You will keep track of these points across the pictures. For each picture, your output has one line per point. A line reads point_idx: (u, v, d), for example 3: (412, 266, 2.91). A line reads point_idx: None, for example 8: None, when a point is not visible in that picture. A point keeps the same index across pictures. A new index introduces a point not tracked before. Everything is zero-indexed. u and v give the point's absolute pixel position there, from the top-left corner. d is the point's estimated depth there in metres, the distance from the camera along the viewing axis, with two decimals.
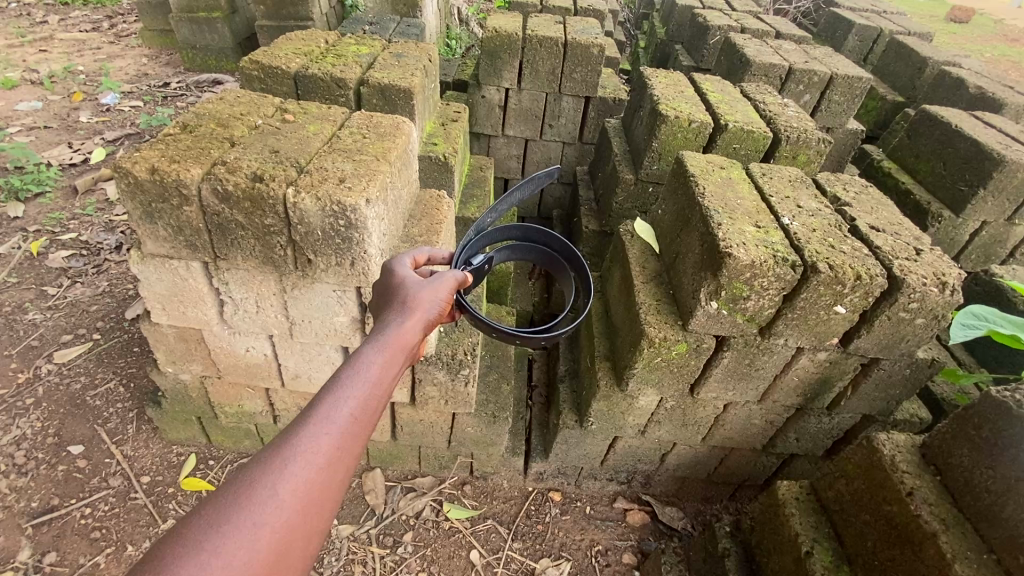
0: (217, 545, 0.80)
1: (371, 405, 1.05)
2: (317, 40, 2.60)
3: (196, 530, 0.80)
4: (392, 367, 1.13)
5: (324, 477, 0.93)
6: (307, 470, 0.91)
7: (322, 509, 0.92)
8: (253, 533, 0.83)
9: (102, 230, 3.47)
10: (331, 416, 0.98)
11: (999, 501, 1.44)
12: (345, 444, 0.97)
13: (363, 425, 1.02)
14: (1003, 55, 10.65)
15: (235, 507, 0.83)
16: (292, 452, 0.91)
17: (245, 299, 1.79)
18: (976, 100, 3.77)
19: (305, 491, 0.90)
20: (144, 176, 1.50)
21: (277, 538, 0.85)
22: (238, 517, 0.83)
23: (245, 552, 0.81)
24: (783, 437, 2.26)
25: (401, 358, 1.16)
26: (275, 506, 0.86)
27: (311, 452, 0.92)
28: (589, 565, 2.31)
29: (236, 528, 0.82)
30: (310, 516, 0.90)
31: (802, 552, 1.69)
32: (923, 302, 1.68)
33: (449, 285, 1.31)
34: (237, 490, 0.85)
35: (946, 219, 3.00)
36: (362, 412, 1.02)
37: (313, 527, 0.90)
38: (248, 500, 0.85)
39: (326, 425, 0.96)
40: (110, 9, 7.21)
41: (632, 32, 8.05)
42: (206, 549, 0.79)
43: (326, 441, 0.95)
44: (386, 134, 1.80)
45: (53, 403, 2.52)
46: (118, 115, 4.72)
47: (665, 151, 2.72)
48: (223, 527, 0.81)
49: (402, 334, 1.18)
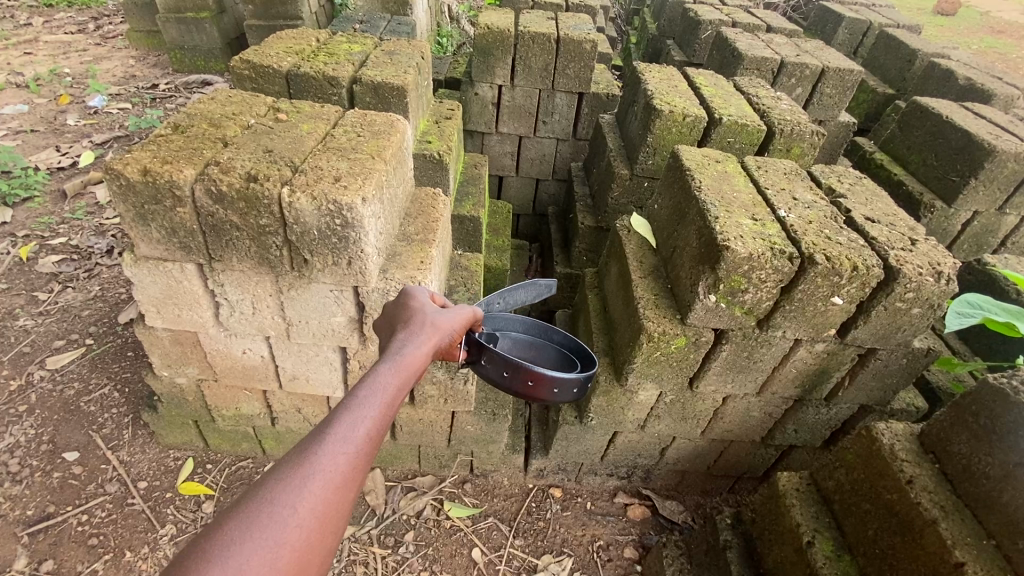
0: (239, 561, 0.79)
1: (389, 419, 1.05)
2: (308, 38, 2.58)
3: (218, 546, 0.79)
4: (408, 384, 1.13)
5: (342, 493, 0.92)
6: (327, 487, 0.90)
7: (340, 525, 0.92)
8: (274, 552, 0.82)
9: (92, 234, 3.44)
10: (351, 432, 0.97)
11: (998, 487, 1.45)
12: (361, 462, 0.96)
13: (381, 442, 1.02)
14: (989, 46, 10.77)
15: (257, 523, 0.83)
16: (314, 468, 0.91)
17: (242, 301, 1.78)
18: (966, 91, 3.81)
19: (325, 509, 0.89)
20: (136, 178, 1.48)
21: (296, 556, 0.85)
22: (260, 532, 0.82)
23: (265, 569, 0.81)
24: (781, 428, 2.27)
25: (416, 373, 1.16)
26: (295, 522, 0.85)
27: (330, 470, 0.92)
28: (590, 561, 2.31)
29: (259, 545, 0.81)
30: (329, 531, 0.90)
31: (803, 543, 1.70)
32: (918, 293, 1.70)
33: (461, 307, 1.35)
34: (255, 507, 0.85)
35: (938, 210, 3.04)
36: (379, 431, 1.01)
37: (328, 547, 0.89)
38: (269, 517, 0.84)
39: (346, 441, 0.96)
40: (95, 11, 7.12)
41: (622, 28, 8.05)
42: (228, 566, 0.78)
43: (346, 458, 0.94)
44: (380, 132, 1.78)
45: (47, 410, 2.50)
46: (107, 117, 4.67)
47: (660, 146, 2.71)
48: (243, 544, 0.80)
49: (418, 354, 1.19)
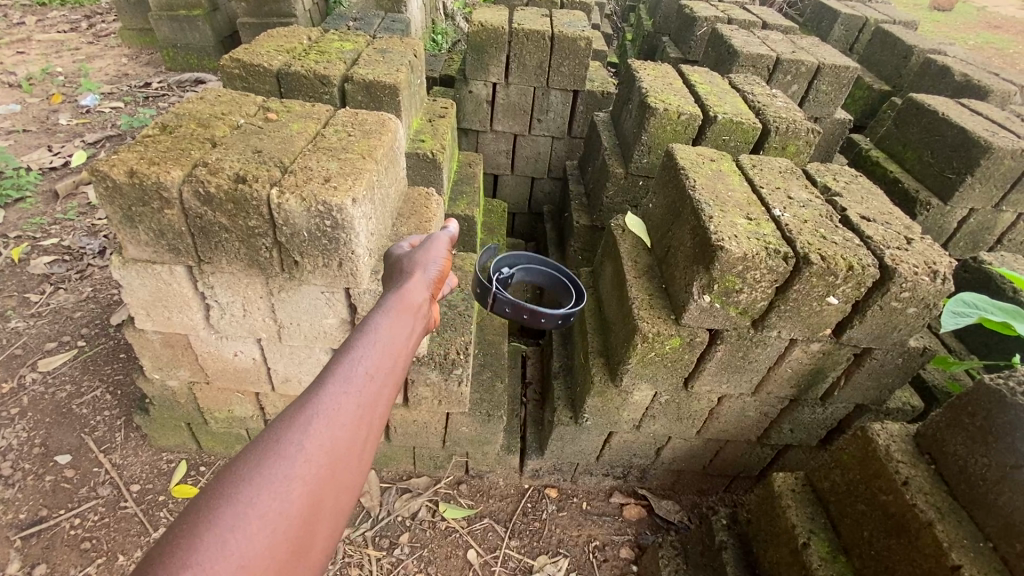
0: (249, 499, 0.76)
1: (390, 361, 1.05)
2: (299, 37, 2.56)
3: (225, 490, 0.76)
4: (402, 330, 1.13)
5: (350, 430, 0.90)
6: (334, 424, 0.88)
7: (351, 465, 0.89)
8: (284, 488, 0.79)
9: (84, 234, 3.41)
10: (350, 373, 0.96)
11: (994, 489, 1.44)
12: (365, 401, 0.95)
13: (382, 383, 1.00)
14: (985, 42, 10.76)
15: (265, 462, 0.80)
16: (318, 406, 0.89)
17: (232, 303, 1.76)
18: (962, 87, 3.80)
19: (332, 446, 0.87)
20: (123, 179, 1.46)
21: (309, 491, 0.81)
22: (268, 471, 0.79)
23: (279, 507, 0.78)
24: (777, 428, 2.26)
25: (410, 319, 1.18)
26: (303, 459, 0.82)
27: (334, 408, 0.90)
28: (587, 561, 2.31)
29: (268, 481, 0.78)
30: (341, 469, 0.87)
31: (799, 544, 1.69)
32: (914, 292, 1.69)
33: (441, 256, 1.43)
34: (261, 449, 0.82)
35: (934, 207, 3.03)
36: (379, 370, 1.00)
37: (340, 485, 0.87)
38: (277, 455, 0.81)
39: (345, 381, 0.94)
40: (88, 9, 7.07)
41: (618, 25, 8.02)
42: (239, 504, 0.75)
43: (350, 395, 0.93)
44: (371, 131, 1.76)
45: (39, 413, 2.47)
46: (99, 116, 4.63)
47: (655, 144, 2.70)
48: (253, 484, 0.77)
49: (407, 303, 1.20)
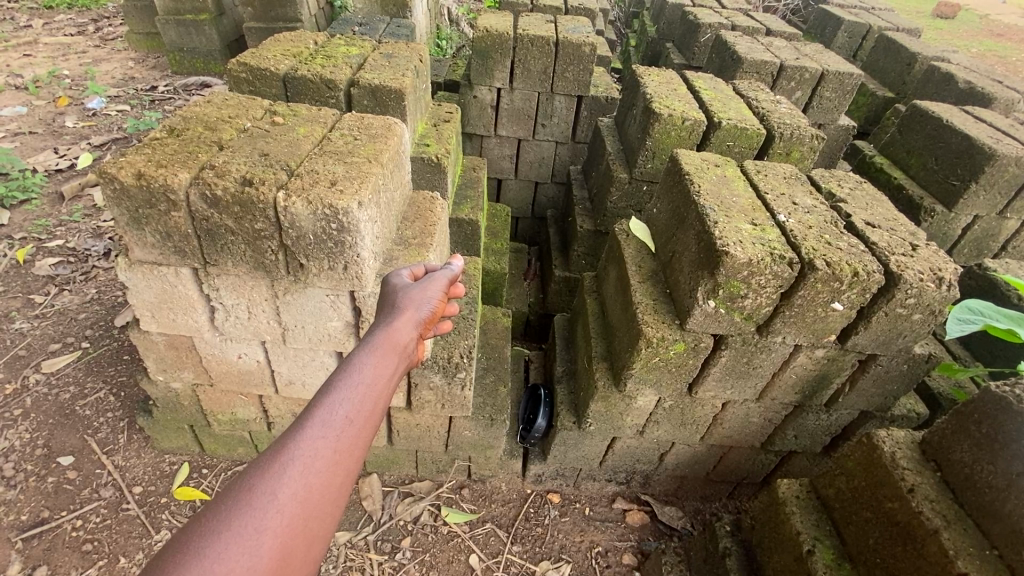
0: (220, 551, 0.80)
1: (367, 406, 1.09)
2: (306, 41, 2.57)
3: (199, 538, 0.80)
4: (384, 371, 1.19)
5: (324, 477, 0.95)
6: (307, 472, 0.93)
7: (324, 512, 0.93)
8: (254, 539, 0.83)
9: (90, 236, 3.42)
10: (328, 419, 1.01)
11: (1001, 496, 1.43)
12: (342, 446, 1.00)
13: (361, 427, 1.06)
14: (988, 50, 10.75)
15: (238, 512, 0.84)
16: (292, 455, 0.94)
17: (236, 306, 1.76)
18: (966, 94, 3.80)
19: (306, 494, 0.91)
20: (130, 182, 1.46)
21: (280, 542, 0.86)
22: (240, 521, 0.84)
23: (248, 558, 0.82)
24: (781, 435, 2.26)
25: (393, 362, 1.23)
26: (276, 508, 0.87)
27: (309, 454, 0.95)
28: (589, 567, 2.29)
29: (239, 533, 0.82)
30: (313, 518, 0.91)
31: (804, 551, 1.68)
32: (920, 298, 1.68)
33: (438, 289, 1.48)
34: (236, 498, 0.86)
35: (939, 214, 3.03)
36: (357, 414, 1.06)
37: (314, 530, 0.91)
38: (250, 505, 0.86)
39: (322, 427, 0.99)
40: (96, 13, 7.14)
41: (622, 32, 8.07)
42: (209, 555, 0.79)
43: (326, 441, 0.98)
44: (377, 135, 1.77)
45: (42, 414, 2.48)
46: (105, 119, 4.65)
47: (659, 150, 2.70)
48: (225, 533, 0.82)
49: (394, 338, 1.27)
